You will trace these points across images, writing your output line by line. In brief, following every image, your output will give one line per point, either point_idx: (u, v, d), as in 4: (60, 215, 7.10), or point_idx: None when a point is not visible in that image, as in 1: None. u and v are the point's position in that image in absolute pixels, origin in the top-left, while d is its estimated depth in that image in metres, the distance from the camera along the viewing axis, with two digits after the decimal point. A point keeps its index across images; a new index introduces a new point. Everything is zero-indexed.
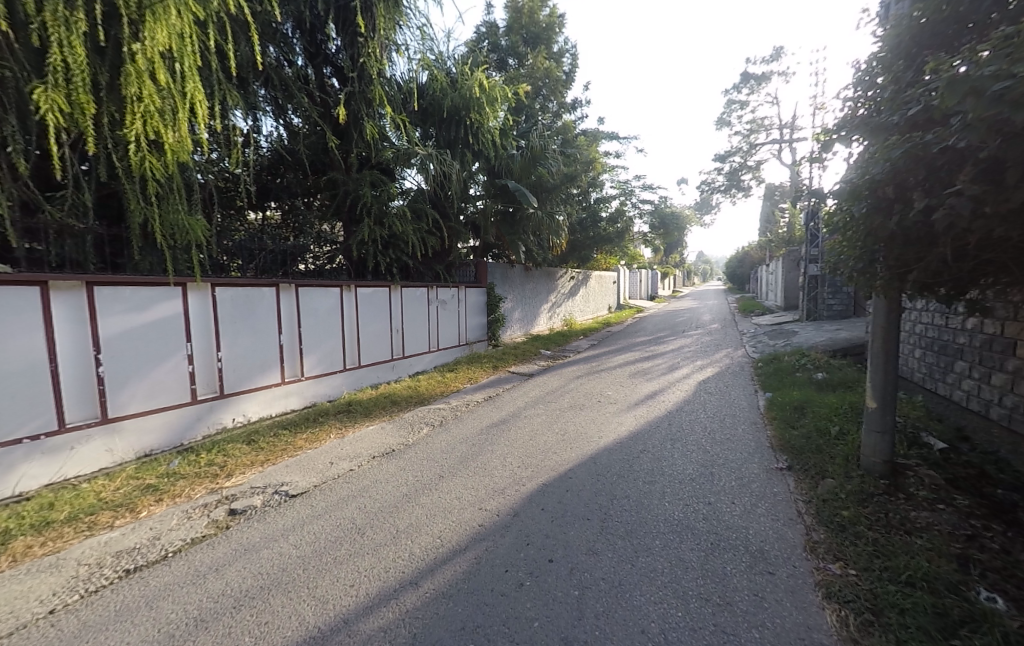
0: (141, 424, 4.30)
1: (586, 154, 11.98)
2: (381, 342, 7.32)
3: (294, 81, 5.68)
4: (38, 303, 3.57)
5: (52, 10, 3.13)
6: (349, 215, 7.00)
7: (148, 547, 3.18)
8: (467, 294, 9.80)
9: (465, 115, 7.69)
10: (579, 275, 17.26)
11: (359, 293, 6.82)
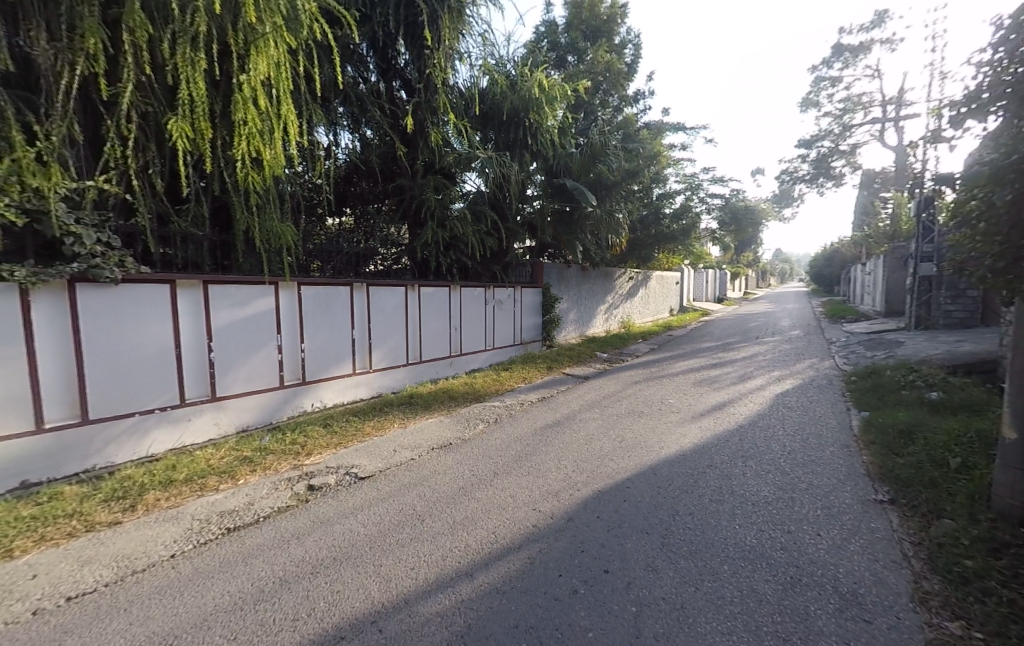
0: (240, 404, 4.98)
1: (648, 149, 11.49)
2: (441, 340, 7.67)
3: (368, 96, 6.23)
4: (168, 298, 4.30)
5: (181, 53, 3.74)
6: (415, 218, 7.39)
7: (244, 511, 3.68)
8: (523, 294, 9.85)
9: (525, 116, 7.76)
10: (638, 275, 16.52)
11: (423, 292, 7.22)
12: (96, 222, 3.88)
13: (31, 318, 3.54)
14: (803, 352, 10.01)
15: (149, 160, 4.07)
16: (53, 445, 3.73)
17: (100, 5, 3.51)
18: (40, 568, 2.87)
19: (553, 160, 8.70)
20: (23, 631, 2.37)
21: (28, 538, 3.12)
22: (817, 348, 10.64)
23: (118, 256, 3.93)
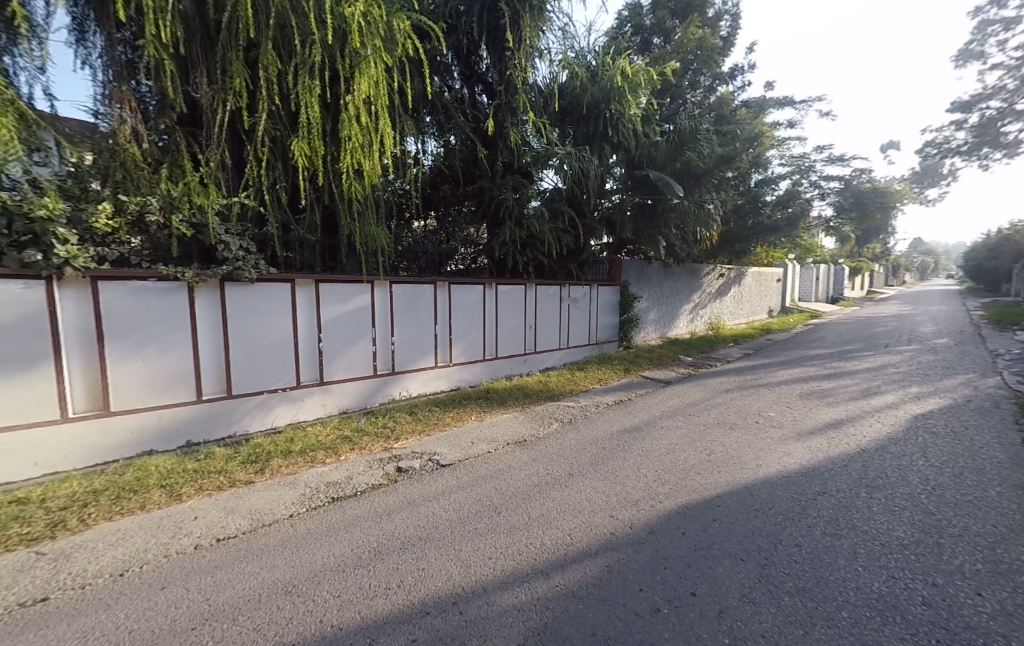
0: (343, 389, 5.61)
1: (748, 130, 10.22)
2: (516, 337, 7.78)
3: (452, 104, 6.58)
4: (288, 295, 5.02)
5: (302, 83, 4.33)
6: (495, 218, 7.55)
7: (346, 483, 4.15)
8: (599, 293, 9.52)
9: (606, 107, 7.51)
10: (729, 272, 15.13)
11: (500, 290, 7.40)
12: (239, 231, 4.69)
13: (194, 310, 4.43)
14: (952, 365, 8.11)
15: (276, 178, 4.80)
16: (208, 413, 4.62)
17: (244, 50, 4.21)
18: (197, 512, 3.57)
19: (635, 151, 8.31)
20: (186, 562, 2.97)
21: (192, 486, 3.90)
22: (977, 360, 8.57)
23: (254, 260, 4.72)
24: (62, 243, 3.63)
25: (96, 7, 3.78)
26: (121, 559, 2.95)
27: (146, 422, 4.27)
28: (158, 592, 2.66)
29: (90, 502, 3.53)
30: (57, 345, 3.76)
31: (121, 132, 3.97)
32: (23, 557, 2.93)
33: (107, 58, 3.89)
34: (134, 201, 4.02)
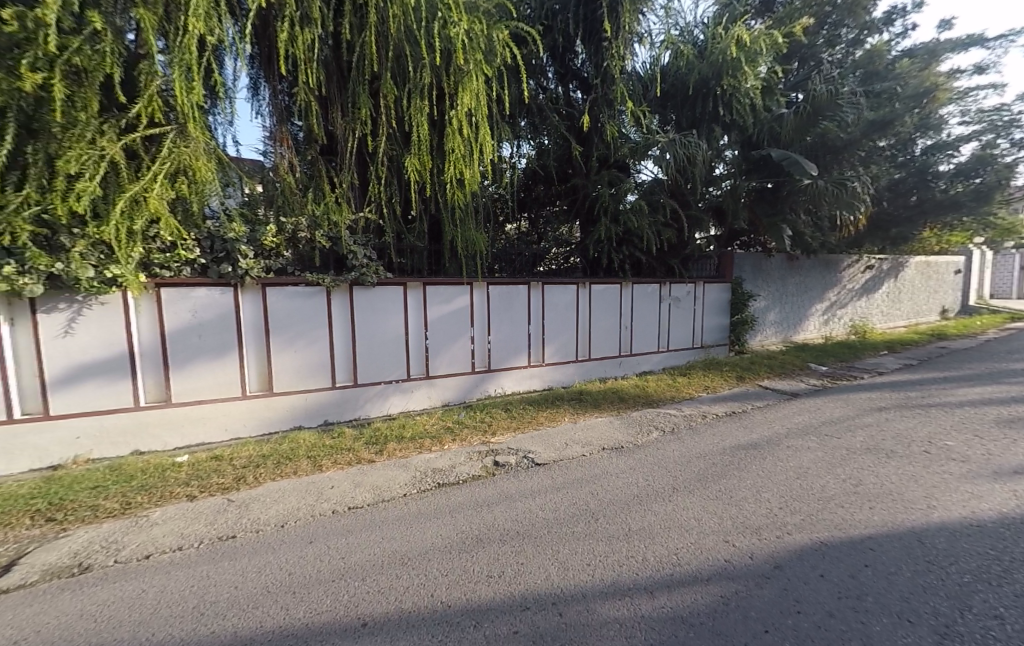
0: (446, 383, 6.05)
1: (910, 86, 8.37)
2: (610, 338, 7.45)
3: (547, 104, 6.64)
4: (399, 297, 5.59)
5: (416, 106, 4.88)
6: (590, 216, 7.45)
7: (449, 472, 4.46)
8: (707, 291, 8.64)
9: (716, 85, 7.06)
10: (880, 264, 12.60)
11: (593, 289, 7.18)
12: (363, 242, 5.38)
13: (330, 310, 5.23)
14: None
15: (392, 192, 5.42)
16: (339, 398, 5.41)
17: (368, 83, 4.87)
18: (333, 481, 4.21)
19: (752, 130, 7.73)
20: (324, 524, 3.51)
21: (330, 459, 4.60)
22: None
23: (375, 267, 5.36)
24: (243, 257, 4.63)
25: (265, 66, 4.70)
26: (281, 513, 3.65)
27: (296, 403, 5.17)
28: (307, 545, 3.21)
29: (260, 464, 4.41)
30: (240, 337, 4.84)
31: (281, 166, 4.83)
32: (218, 502, 3.80)
33: (272, 106, 4.81)
34: (291, 221, 4.97)
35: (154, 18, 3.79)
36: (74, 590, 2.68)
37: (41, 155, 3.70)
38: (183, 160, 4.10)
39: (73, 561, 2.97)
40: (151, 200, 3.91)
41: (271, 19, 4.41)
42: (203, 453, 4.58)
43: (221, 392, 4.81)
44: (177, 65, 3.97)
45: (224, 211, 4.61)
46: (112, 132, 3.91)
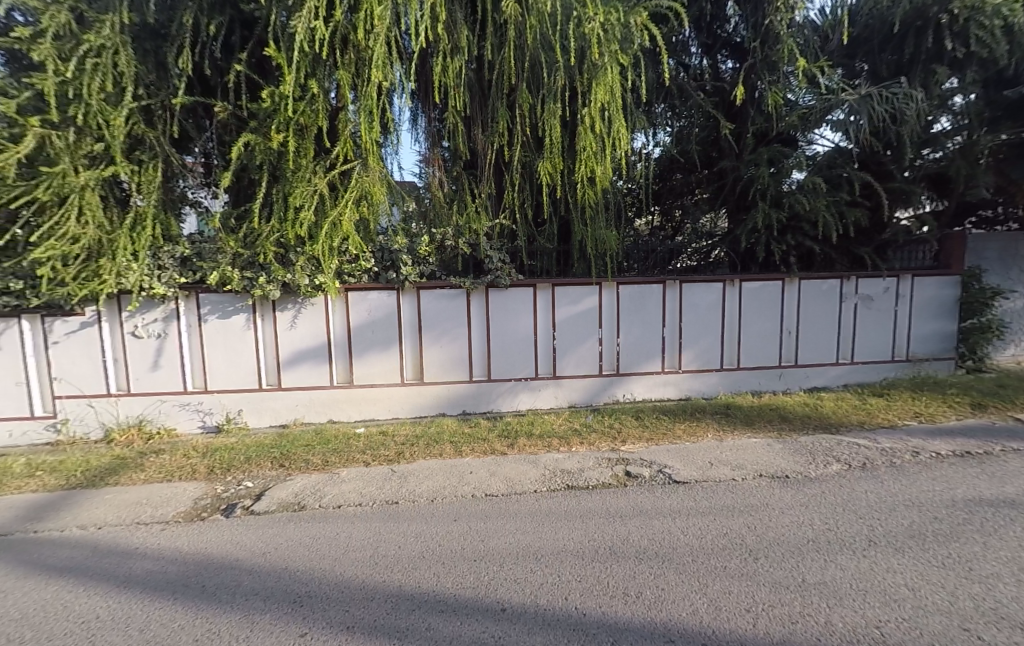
0: (573, 384, 6.00)
1: None
2: (768, 345, 6.32)
3: (688, 83, 6.23)
4: (529, 298, 5.79)
5: (551, 110, 5.03)
6: (741, 204, 6.56)
7: (578, 475, 4.37)
8: (921, 286, 6.57)
9: (940, 12, 5.51)
10: None
11: (745, 288, 6.20)
12: (498, 246, 5.77)
13: (470, 310, 5.73)
14: None
15: (525, 197, 5.66)
16: (476, 390, 5.88)
17: (506, 96, 5.20)
18: (471, 467, 4.58)
19: (1008, 60, 5.63)
20: (465, 506, 3.84)
21: (471, 446, 5.02)
22: None
23: (508, 269, 5.72)
24: (404, 265, 5.46)
25: (423, 98, 5.40)
26: (432, 489, 4.15)
27: (441, 392, 5.81)
28: (453, 522, 3.56)
29: (415, 443, 5.08)
30: (400, 333, 5.67)
31: (433, 183, 5.54)
32: (385, 471, 4.51)
33: (426, 133, 5.54)
34: (440, 231, 5.56)
35: (349, 74, 4.53)
36: (293, 522, 3.58)
37: (279, 194, 4.87)
38: (365, 187, 4.84)
39: (295, 499, 3.96)
40: (344, 223, 4.78)
41: (429, 56, 5.00)
42: (374, 428, 5.52)
43: (386, 378, 5.72)
44: (362, 112, 4.61)
45: (392, 226, 5.46)
46: (322, 172, 4.82)
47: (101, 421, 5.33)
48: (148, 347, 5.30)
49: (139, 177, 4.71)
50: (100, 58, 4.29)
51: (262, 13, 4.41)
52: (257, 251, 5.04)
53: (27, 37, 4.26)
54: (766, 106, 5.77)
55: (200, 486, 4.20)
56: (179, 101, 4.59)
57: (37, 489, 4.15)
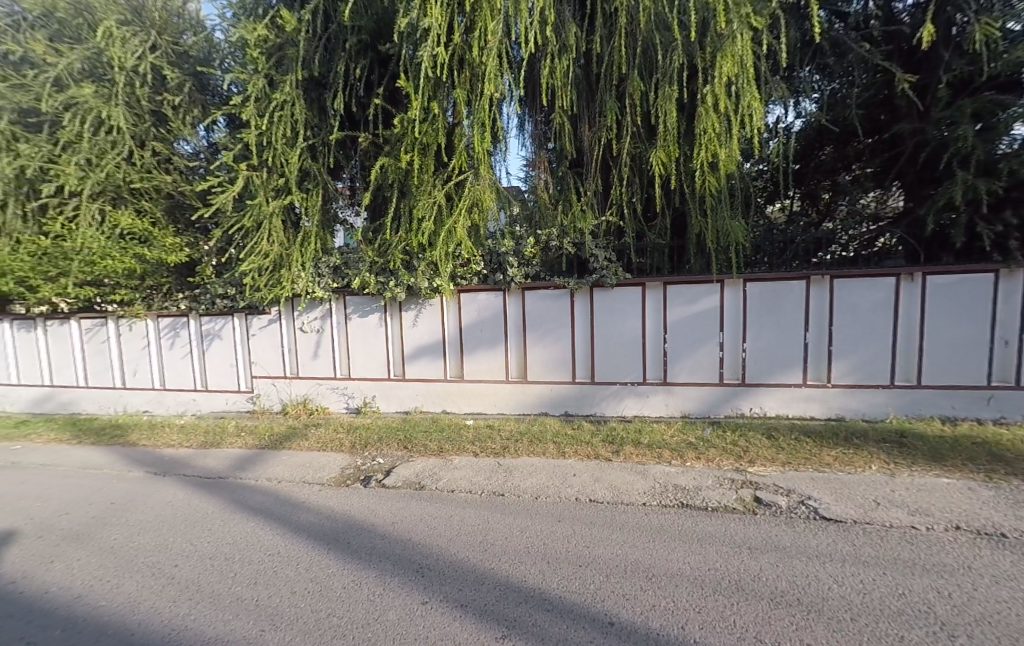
0: (688, 392, 5.48)
1: None
2: (967, 359, 4.83)
3: (847, 35, 5.19)
4: (638, 299, 5.51)
5: (665, 95, 4.69)
6: (926, 176, 5.44)
7: (694, 493, 3.84)
8: None
9: None
10: None
11: (930, 284, 4.84)
12: (604, 244, 5.62)
13: (574, 310, 5.70)
14: None
15: (634, 192, 5.42)
16: (578, 393, 5.78)
17: (616, 88, 5.02)
18: (575, 470, 4.47)
19: None
20: (569, 508, 3.74)
21: (576, 448, 4.92)
22: None
23: (615, 268, 5.53)
24: (510, 267, 5.70)
25: (530, 103, 5.54)
26: (536, 486, 4.17)
27: (544, 392, 5.86)
28: (557, 522, 3.50)
29: (519, 439, 5.22)
30: (507, 332, 5.92)
31: (539, 186, 5.68)
32: (492, 463, 4.70)
33: (533, 136, 5.65)
34: (545, 232, 5.63)
35: (464, 92, 4.84)
36: (416, 499, 4.02)
37: (405, 208, 5.50)
38: (476, 195, 5.17)
39: (416, 479, 4.43)
40: (458, 230, 5.17)
41: (537, 62, 5.10)
42: (481, 421, 5.85)
43: (493, 375, 6.03)
44: (475, 124, 4.90)
45: (499, 230, 5.72)
46: (440, 185, 5.30)
47: (279, 397, 6.75)
48: (311, 339, 6.55)
49: (307, 202, 5.84)
50: (283, 110, 5.41)
51: (395, 51, 5.09)
52: (388, 259, 5.81)
53: (240, 102, 5.61)
54: (967, 46, 4.43)
55: (345, 458, 4.99)
56: (333, 137, 5.57)
57: (241, 445, 5.47)
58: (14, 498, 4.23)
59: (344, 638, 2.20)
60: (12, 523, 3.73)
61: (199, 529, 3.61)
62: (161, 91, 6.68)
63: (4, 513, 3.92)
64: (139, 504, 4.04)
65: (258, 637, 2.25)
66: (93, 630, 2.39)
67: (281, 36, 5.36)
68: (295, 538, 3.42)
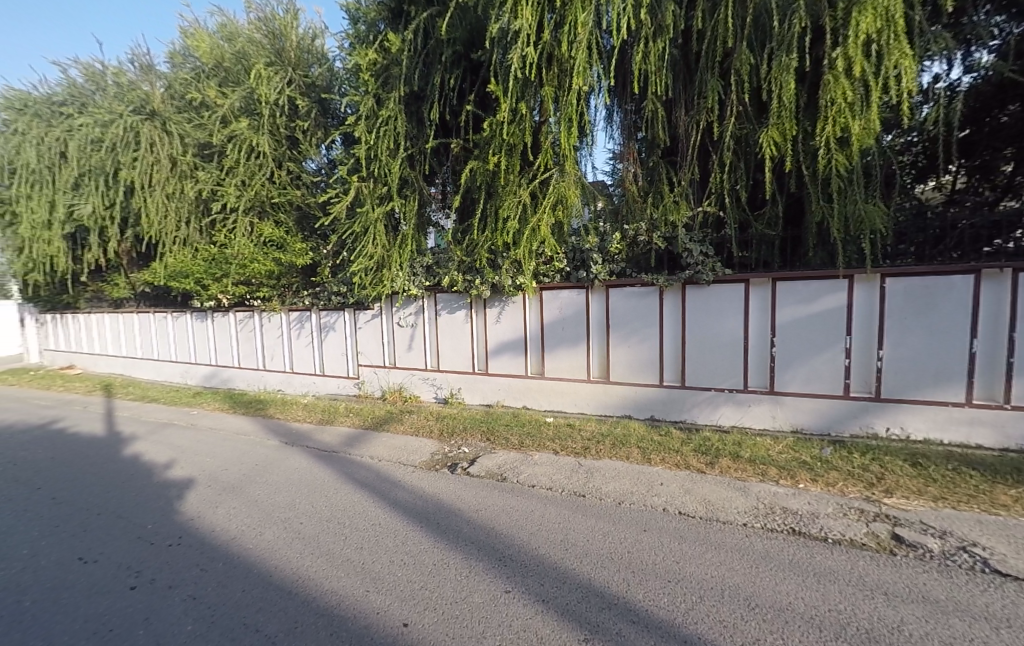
0: (800, 404, 4.79)
1: None
2: None
3: None
4: (741, 296, 4.99)
5: (778, 66, 4.15)
6: None
7: (808, 520, 3.25)
8: None
9: None
10: None
11: None
12: (701, 238, 5.24)
13: (663, 309, 5.41)
14: None
15: (737, 178, 4.93)
16: (666, 397, 5.44)
17: (718, 65, 4.58)
18: (662, 478, 4.16)
19: None
20: (657, 518, 3.47)
21: (663, 456, 4.58)
22: None
23: (711, 264, 5.10)
24: (594, 264, 5.63)
25: (620, 92, 5.33)
26: (619, 491, 3.99)
27: (627, 393, 5.65)
28: (643, 532, 3.27)
29: (601, 441, 5.07)
30: (589, 330, 5.86)
31: (627, 179, 5.46)
32: (573, 462, 4.65)
33: (621, 127, 5.44)
34: (633, 226, 5.48)
35: (552, 89, 4.80)
36: (498, 490, 4.17)
37: (492, 208, 5.69)
38: (561, 191, 5.11)
39: (498, 470, 4.59)
40: (542, 228, 5.18)
41: (629, 49, 4.88)
42: (562, 419, 5.83)
43: (574, 373, 6.00)
44: (562, 121, 4.84)
45: (584, 226, 5.68)
46: (525, 184, 5.36)
47: (379, 383, 7.52)
48: (406, 333, 7.20)
49: (405, 208, 6.37)
50: (388, 125, 5.98)
51: (486, 57, 5.27)
52: (475, 258, 6.09)
53: (354, 120, 6.32)
54: None
55: (434, 444, 5.37)
56: (429, 146, 6.00)
57: (350, 424, 6.22)
58: (191, 453, 5.38)
59: (433, 610, 2.40)
60: (190, 472, 4.75)
61: (316, 492, 4.22)
62: (294, 119, 7.91)
63: (185, 464, 5.01)
64: (272, 468, 4.84)
65: (364, 596, 2.57)
66: (244, 568, 2.97)
67: (388, 57, 5.90)
68: (390, 512, 3.80)
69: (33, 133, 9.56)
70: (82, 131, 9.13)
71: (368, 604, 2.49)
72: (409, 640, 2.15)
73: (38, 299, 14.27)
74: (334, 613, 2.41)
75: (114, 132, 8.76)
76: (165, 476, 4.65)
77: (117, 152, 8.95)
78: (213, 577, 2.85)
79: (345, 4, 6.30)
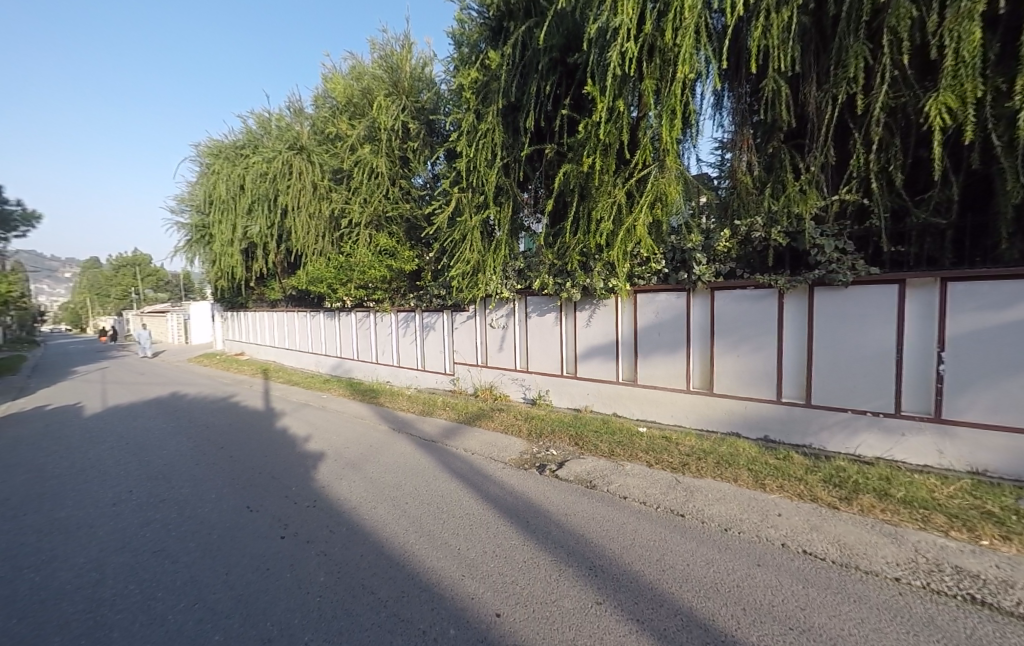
0: (982, 439, 3.74)
1: None
2: None
3: None
4: (896, 300, 4.08)
5: (956, 12, 3.29)
6: None
7: (998, 587, 2.47)
8: None
9: None
10: None
11: None
12: (836, 231, 4.46)
13: (783, 315, 4.76)
14: None
15: (890, 157, 4.17)
16: (786, 416, 4.78)
17: (865, 25, 3.82)
18: (779, 508, 3.61)
19: None
20: (774, 554, 3.00)
21: (781, 483, 3.98)
22: None
23: (850, 261, 4.31)
24: (697, 264, 5.23)
25: (733, 74, 4.87)
26: (725, 515, 3.57)
27: (735, 408, 5.11)
28: (755, 566, 2.87)
29: (703, 458, 4.62)
30: (691, 336, 5.45)
31: (739, 169, 5.04)
32: (669, 478, 4.33)
33: (734, 112, 5.00)
34: (745, 222, 4.92)
35: (653, 82, 4.55)
36: (586, 496, 4.10)
37: (585, 210, 5.62)
38: (660, 189, 4.78)
39: (587, 477, 4.49)
40: (638, 228, 4.95)
41: (744, 25, 4.38)
42: (657, 431, 5.49)
43: (671, 381, 5.65)
44: (664, 114, 4.54)
45: (685, 224, 5.31)
46: (621, 183, 5.18)
47: (472, 381, 7.99)
48: (498, 334, 7.55)
49: (500, 214, 6.67)
50: (487, 137, 6.33)
51: (584, 59, 5.25)
52: (566, 261, 6.11)
53: (458, 136, 6.84)
54: None
55: (523, 443, 5.50)
56: (524, 154, 6.19)
57: (447, 417, 6.75)
58: (323, 430, 6.39)
59: (525, 607, 2.46)
60: (322, 446, 5.64)
61: (418, 476, 4.69)
62: (407, 141, 8.88)
63: (318, 439, 5.97)
64: (384, 450, 5.51)
65: (461, 579, 2.76)
66: (361, 535, 3.43)
67: (488, 74, 6.25)
68: (481, 503, 4.03)
69: (224, 171, 12.25)
70: (255, 167, 11.46)
71: (463, 587, 2.67)
72: (500, 631, 2.24)
73: (222, 300, 18.13)
74: (437, 590, 2.64)
75: (275, 167, 10.84)
76: (304, 448, 5.60)
77: (278, 182, 11.05)
78: (340, 539, 3.35)
79: (450, 31, 6.85)
